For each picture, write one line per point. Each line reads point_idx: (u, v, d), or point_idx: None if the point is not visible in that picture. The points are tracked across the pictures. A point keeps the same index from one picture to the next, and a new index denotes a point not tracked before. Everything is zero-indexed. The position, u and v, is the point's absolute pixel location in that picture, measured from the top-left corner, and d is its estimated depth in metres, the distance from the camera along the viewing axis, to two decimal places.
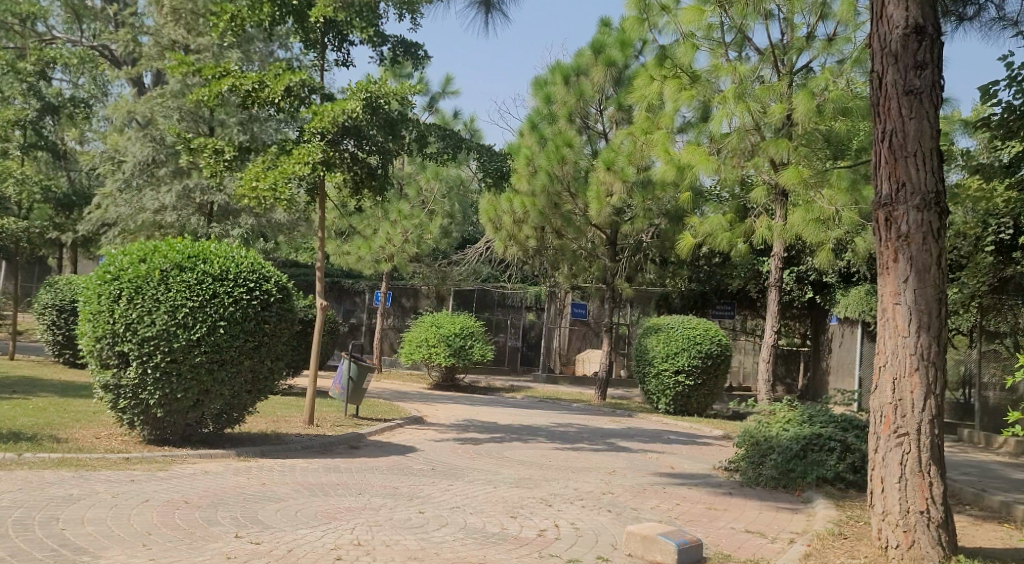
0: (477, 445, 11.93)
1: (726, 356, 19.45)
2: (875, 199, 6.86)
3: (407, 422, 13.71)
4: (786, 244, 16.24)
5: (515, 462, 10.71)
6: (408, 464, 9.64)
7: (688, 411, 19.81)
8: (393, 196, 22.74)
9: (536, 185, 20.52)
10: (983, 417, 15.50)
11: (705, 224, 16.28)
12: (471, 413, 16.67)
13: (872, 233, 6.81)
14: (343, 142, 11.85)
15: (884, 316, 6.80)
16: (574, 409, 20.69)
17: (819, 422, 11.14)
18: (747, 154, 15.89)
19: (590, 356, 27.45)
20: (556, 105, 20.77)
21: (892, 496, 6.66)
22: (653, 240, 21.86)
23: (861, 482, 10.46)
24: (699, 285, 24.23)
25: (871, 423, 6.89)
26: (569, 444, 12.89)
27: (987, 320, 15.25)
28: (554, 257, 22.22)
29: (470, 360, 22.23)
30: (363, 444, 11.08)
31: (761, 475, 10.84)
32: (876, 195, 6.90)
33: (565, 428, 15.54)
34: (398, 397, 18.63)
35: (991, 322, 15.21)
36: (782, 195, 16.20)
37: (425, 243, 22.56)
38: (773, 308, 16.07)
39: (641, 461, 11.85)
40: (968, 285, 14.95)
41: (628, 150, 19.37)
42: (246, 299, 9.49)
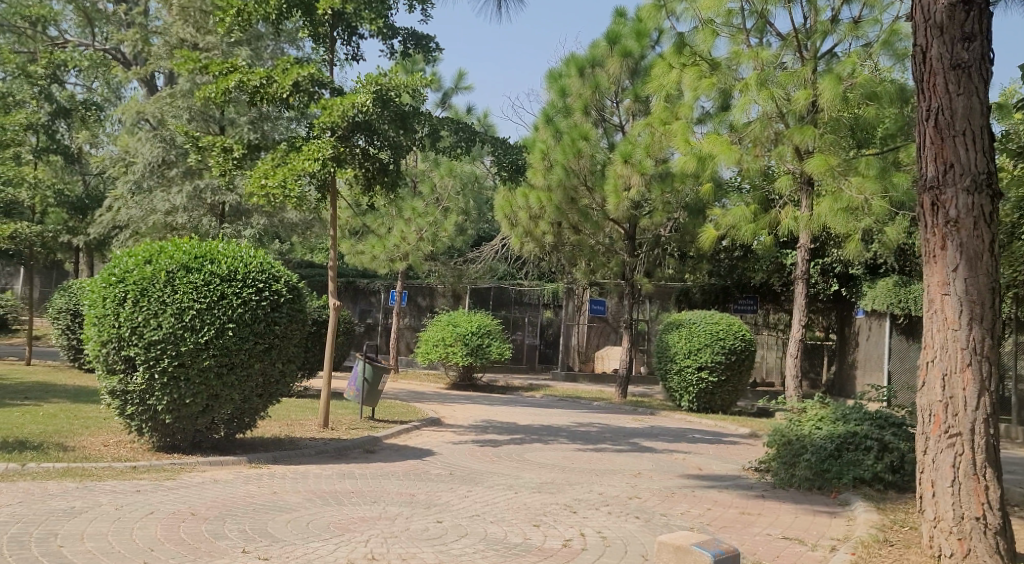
0: (497, 447, 11.51)
1: (750, 351, 18.97)
2: (920, 183, 6.41)
3: (425, 424, 13.30)
4: (812, 235, 15.74)
5: (537, 465, 10.29)
6: (426, 469, 9.23)
7: (712, 408, 19.33)
8: (407, 194, 22.35)
9: (552, 179, 20.05)
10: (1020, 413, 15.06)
11: (728, 216, 15.69)
12: (490, 414, 16.25)
13: (917, 219, 6.36)
14: (354, 137, 11.47)
15: (931, 309, 6.35)
16: (595, 407, 20.24)
17: (854, 420, 10.69)
18: (771, 144, 15.41)
19: (609, 354, 26.89)
20: (570, 98, 20.28)
21: (945, 501, 6.22)
22: (673, 234, 21.35)
23: (900, 482, 9.97)
24: (720, 279, 23.74)
25: (919, 423, 6.44)
26: (592, 445, 12.45)
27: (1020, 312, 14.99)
28: (572, 252, 21.79)
29: (487, 359, 21.81)
30: (380, 448, 10.69)
31: (795, 476, 10.39)
32: (921, 179, 6.45)
33: (587, 428, 15.10)
34: (415, 398, 18.22)
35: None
36: (808, 183, 15.73)
37: (440, 241, 22.16)
38: (800, 302, 15.58)
39: (668, 462, 11.40)
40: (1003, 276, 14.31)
41: (646, 142, 18.90)
42: (255, 300, 9.10)
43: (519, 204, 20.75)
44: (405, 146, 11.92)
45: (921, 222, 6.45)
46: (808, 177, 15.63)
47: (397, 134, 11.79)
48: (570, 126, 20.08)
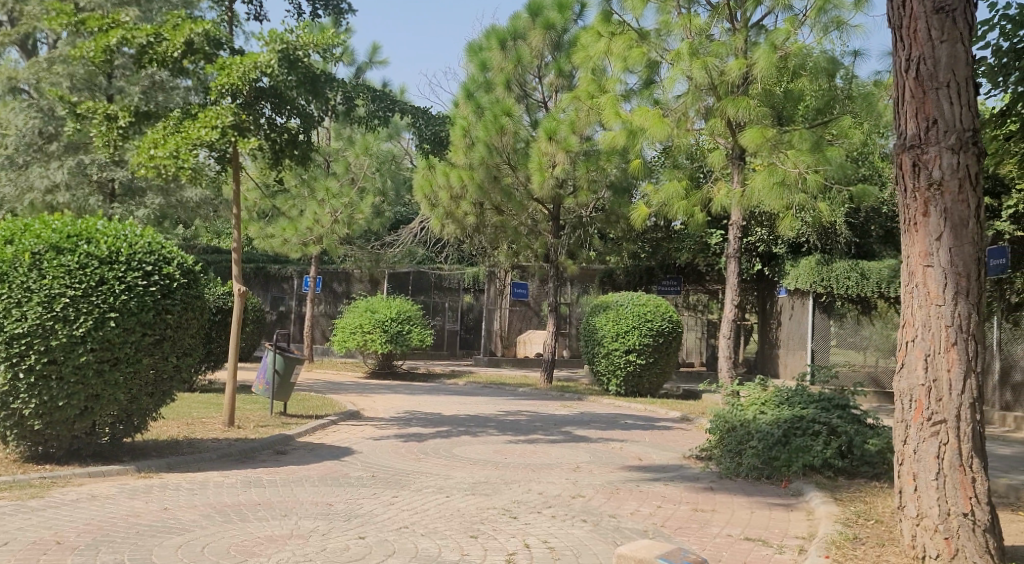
0: (421, 443, 10.62)
1: (678, 333, 18.43)
2: (898, 141, 5.77)
3: (343, 418, 12.34)
4: (743, 212, 15.18)
5: (467, 461, 9.46)
6: (344, 471, 8.31)
7: (640, 392, 18.74)
8: (320, 173, 21.23)
9: (474, 157, 19.17)
10: None
11: (660, 193, 14.90)
12: (412, 404, 15.33)
13: (895, 182, 5.72)
14: (259, 104, 10.51)
15: (911, 282, 5.72)
16: (520, 394, 19.49)
17: (799, 404, 10.21)
18: (700, 114, 14.87)
19: (531, 338, 26.34)
20: (492, 72, 19.47)
21: (928, 496, 5.58)
22: (597, 213, 20.66)
23: (852, 468, 9.42)
24: (645, 260, 23.14)
25: (898, 409, 5.80)
26: (523, 437, 11.65)
27: None
28: (494, 234, 21.01)
29: (408, 346, 20.89)
30: (292, 448, 9.72)
31: (742, 466, 9.76)
32: (898, 138, 5.81)
33: (515, 417, 14.32)
34: (331, 389, 17.17)
35: None
36: (738, 157, 15.19)
37: (355, 223, 21.09)
38: (734, 281, 14.99)
39: (605, 453, 10.68)
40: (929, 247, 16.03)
41: (570, 119, 18.19)
42: (141, 285, 8.11)
43: (438, 184, 19.87)
44: (315, 119, 11.06)
45: (899, 187, 5.82)
46: (740, 152, 15.13)
47: (305, 101, 10.87)
48: (491, 101, 19.20)
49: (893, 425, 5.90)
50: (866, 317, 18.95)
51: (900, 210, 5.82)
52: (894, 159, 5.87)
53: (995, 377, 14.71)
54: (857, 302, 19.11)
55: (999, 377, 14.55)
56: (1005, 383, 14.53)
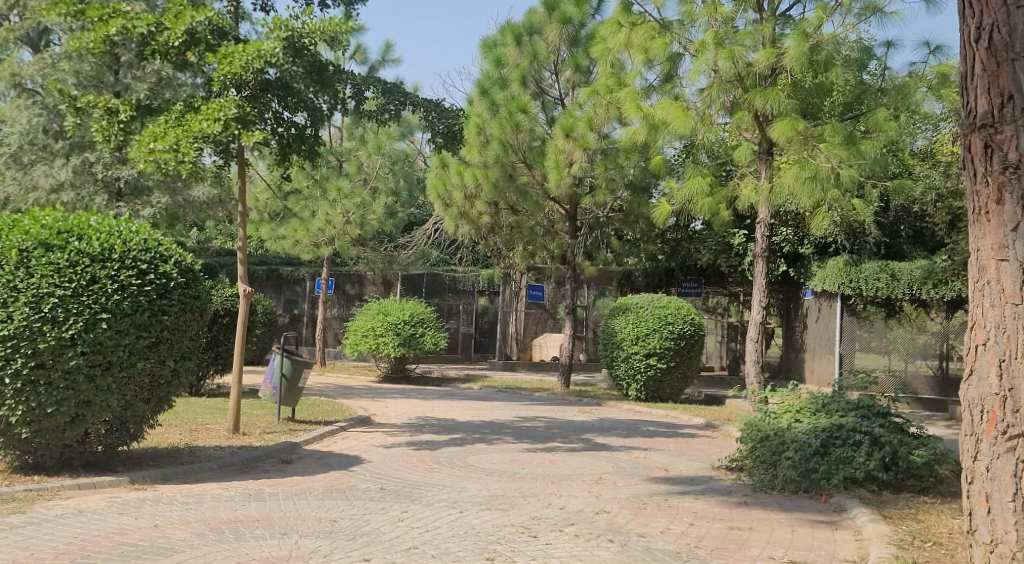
0: (434, 451, 10.03)
1: (700, 336, 17.77)
2: (966, 120, 5.18)
3: (352, 425, 11.76)
4: (771, 209, 14.52)
5: (482, 472, 8.86)
6: (351, 482, 7.73)
7: (661, 397, 18.09)
8: (331, 172, 20.72)
9: (488, 156, 18.50)
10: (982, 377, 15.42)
11: (684, 189, 14.26)
12: (425, 410, 14.74)
13: (964, 166, 5.13)
14: (265, 96, 9.91)
15: (982, 279, 5.12)
16: (537, 399, 18.88)
17: (837, 412, 9.59)
18: (725, 110, 14.26)
19: (547, 341, 25.77)
20: (507, 68, 18.94)
21: (1004, 519, 4.98)
22: (616, 213, 20.06)
23: (895, 482, 8.79)
24: (664, 261, 22.46)
25: (967, 421, 5.19)
26: (541, 445, 11.04)
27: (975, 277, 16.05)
28: (510, 235, 20.43)
29: (421, 349, 20.32)
30: (298, 456, 9.14)
31: (777, 477, 9.13)
32: (963, 115, 5.22)
33: (533, 423, 13.71)
34: (342, 394, 16.61)
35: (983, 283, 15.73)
36: (766, 152, 14.54)
37: (368, 224, 20.50)
38: (761, 282, 14.34)
39: (629, 463, 10.06)
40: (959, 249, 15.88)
41: (587, 116, 17.58)
42: (136, 285, 7.55)
43: (453, 183, 19.23)
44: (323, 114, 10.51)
45: (966, 169, 5.24)
46: (768, 147, 14.50)
47: (310, 92, 10.33)
48: (506, 98, 18.59)
49: (957, 440, 5.30)
50: (888, 318, 18.41)
51: (968, 197, 5.22)
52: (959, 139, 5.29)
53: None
54: (883, 305, 18.54)
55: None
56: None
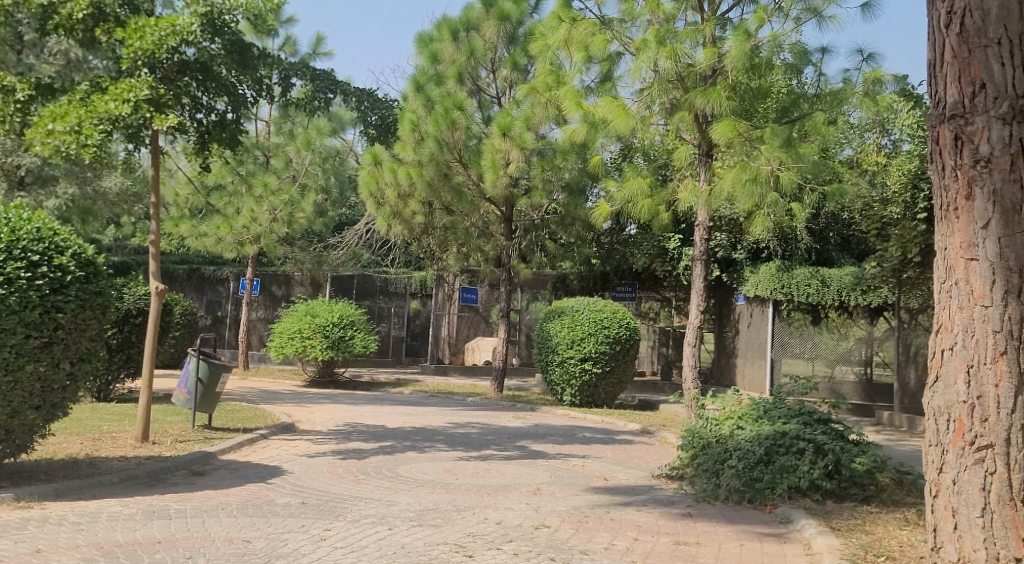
0: (361, 461, 9.50)
1: (635, 341, 17.45)
2: (936, 112, 5.53)
3: (274, 432, 11.15)
4: (710, 212, 14.25)
5: (413, 483, 8.37)
6: (270, 496, 7.18)
7: (596, 402, 17.74)
8: (258, 168, 19.99)
9: (423, 153, 18.00)
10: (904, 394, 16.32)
11: (624, 189, 13.88)
12: (352, 416, 14.15)
13: (936, 157, 5.44)
14: (182, 79, 9.35)
15: (951, 279, 5.41)
16: (469, 404, 18.39)
17: (779, 418, 9.29)
18: (664, 111, 14.01)
19: (480, 345, 25.32)
20: (443, 64, 18.53)
21: (971, 535, 5.19)
22: (552, 215, 19.70)
23: (839, 490, 8.56)
24: (598, 265, 22.15)
25: (934, 431, 5.42)
26: (474, 453, 10.57)
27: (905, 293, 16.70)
28: (443, 236, 19.96)
29: (350, 352, 19.69)
30: (212, 467, 8.54)
31: (720, 487, 8.78)
32: (936, 107, 5.56)
33: (465, 429, 13.24)
34: (265, 399, 15.93)
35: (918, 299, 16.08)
36: (706, 154, 14.29)
37: (295, 222, 19.83)
38: (699, 286, 14.04)
39: (567, 472, 9.66)
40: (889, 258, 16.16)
41: (525, 115, 17.30)
42: (26, 279, 6.90)
43: (385, 181, 18.58)
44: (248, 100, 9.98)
45: (936, 162, 5.57)
46: (708, 149, 14.25)
47: (232, 76, 9.77)
48: (442, 94, 18.10)
49: (924, 450, 5.52)
50: (813, 323, 18.63)
51: (938, 191, 5.54)
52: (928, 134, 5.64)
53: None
54: (809, 312, 18.79)
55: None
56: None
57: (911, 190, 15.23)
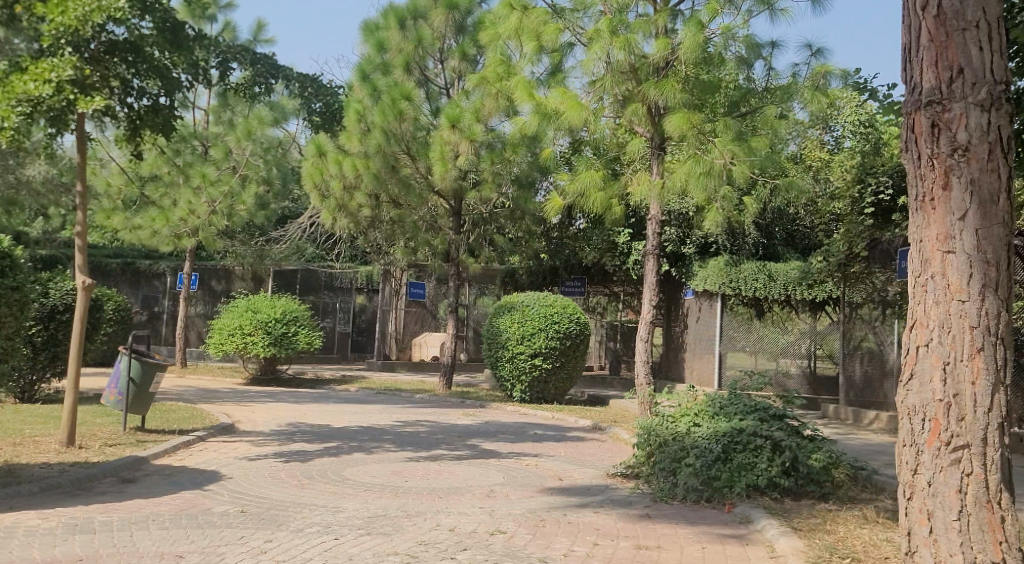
0: (305, 464, 9.20)
1: (586, 335, 17.22)
2: (912, 98, 5.40)
3: (212, 434, 10.77)
4: (662, 205, 14.06)
5: (359, 486, 8.09)
6: (206, 504, 6.95)
7: (546, 398, 17.51)
8: (197, 159, 19.48)
9: (370, 145, 17.58)
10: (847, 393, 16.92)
11: (576, 181, 13.67)
12: (296, 414, 13.77)
13: (912, 145, 5.31)
14: (110, 58, 9.56)
15: (927, 273, 5.25)
16: (417, 401, 18.04)
17: (735, 415, 9.11)
18: (615, 103, 13.88)
19: (428, 340, 25.08)
20: (389, 54, 18.17)
21: (948, 539, 5.06)
22: (501, 209, 19.46)
23: (797, 488, 8.39)
24: (547, 259, 21.87)
25: (907, 431, 5.26)
26: (423, 453, 10.31)
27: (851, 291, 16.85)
28: (390, 230, 19.60)
29: (294, 349, 19.24)
30: (143, 474, 8.19)
31: (678, 486, 8.55)
32: (909, 93, 5.44)
33: (413, 428, 12.94)
34: (205, 398, 15.48)
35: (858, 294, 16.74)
36: (659, 147, 14.11)
37: (236, 215, 19.36)
38: (651, 280, 13.87)
39: (519, 473, 9.44)
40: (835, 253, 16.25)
41: (474, 107, 17.07)
42: None
43: (330, 172, 18.15)
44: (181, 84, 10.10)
45: (910, 151, 5.42)
46: (660, 142, 14.06)
47: (165, 58, 9.88)
48: (388, 84, 17.77)
49: (896, 451, 5.36)
50: (758, 318, 18.74)
51: (912, 181, 5.39)
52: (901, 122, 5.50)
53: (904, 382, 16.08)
54: (753, 305, 18.90)
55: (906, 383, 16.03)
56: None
57: (859, 184, 15.22)
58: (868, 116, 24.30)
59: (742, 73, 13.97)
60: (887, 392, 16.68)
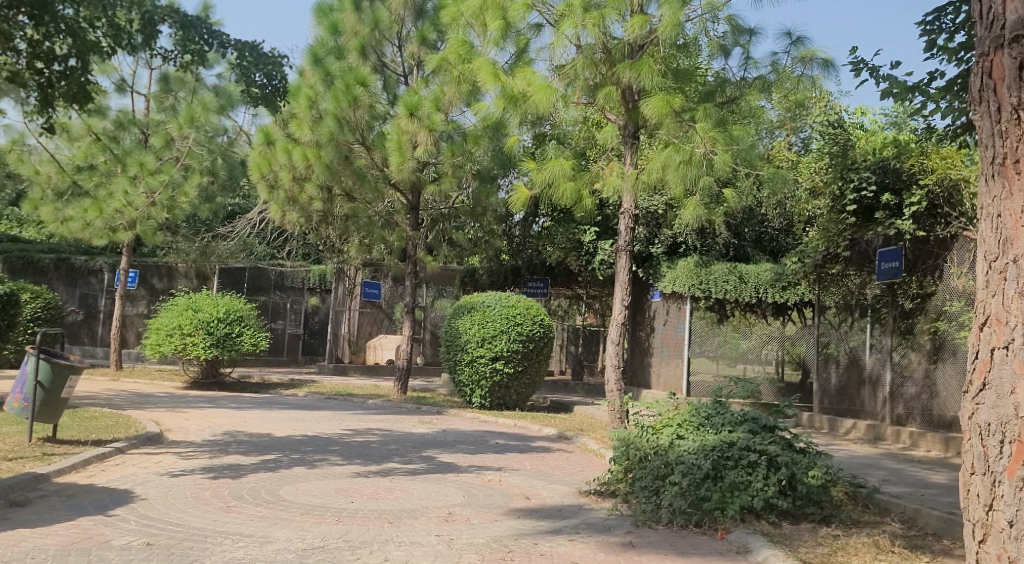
0: (237, 481, 8.13)
1: (549, 338, 16.23)
2: (990, 34, 4.84)
3: (131, 447, 9.61)
4: (635, 199, 13.07)
5: (297, 511, 7.04)
6: (105, 535, 5.93)
7: (506, 404, 16.48)
8: (134, 146, 18.20)
9: (321, 133, 16.35)
10: (823, 401, 16.13)
11: (543, 171, 12.67)
12: (234, 422, 12.61)
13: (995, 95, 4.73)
14: (14, 12, 9.23)
15: (1008, 256, 4.64)
16: (370, 407, 16.90)
17: (722, 426, 8.08)
18: (586, 92, 12.92)
19: (383, 343, 23.99)
20: (343, 37, 17.04)
21: None
22: (462, 204, 18.34)
23: (794, 510, 7.49)
24: (508, 259, 20.64)
25: (981, 453, 4.62)
26: (373, 468, 9.23)
27: (825, 294, 15.95)
28: (344, 226, 18.50)
29: (237, 351, 18.05)
30: (42, 494, 7.07)
31: (663, 508, 7.57)
32: (988, 40, 4.86)
33: (364, 438, 11.83)
34: (136, 403, 14.25)
35: (827, 297, 16.01)
36: (632, 135, 13.09)
37: (177, 206, 18.44)
38: (623, 279, 12.85)
39: (481, 490, 8.41)
40: (807, 253, 15.53)
41: (434, 95, 16.05)
42: None
43: (279, 162, 16.93)
44: (91, 45, 9.80)
45: (986, 106, 4.85)
46: (634, 130, 13.04)
47: (76, 15, 9.69)
48: (342, 69, 16.56)
49: (965, 480, 4.71)
50: (719, 323, 17.75)
51: (987, 141, 4.81)
52: (971, 72, 4.95)
53: (882, 389, 14.70)
54: (716, 310, 17.93)
55: (886, 389, 14.58)
56: (894, 395, 14.43)
57: (839, 180, 14.36)
58: (837, 116, 23.57)
59: (717, 61, 13.17)
60: (864, 400, 15.20)
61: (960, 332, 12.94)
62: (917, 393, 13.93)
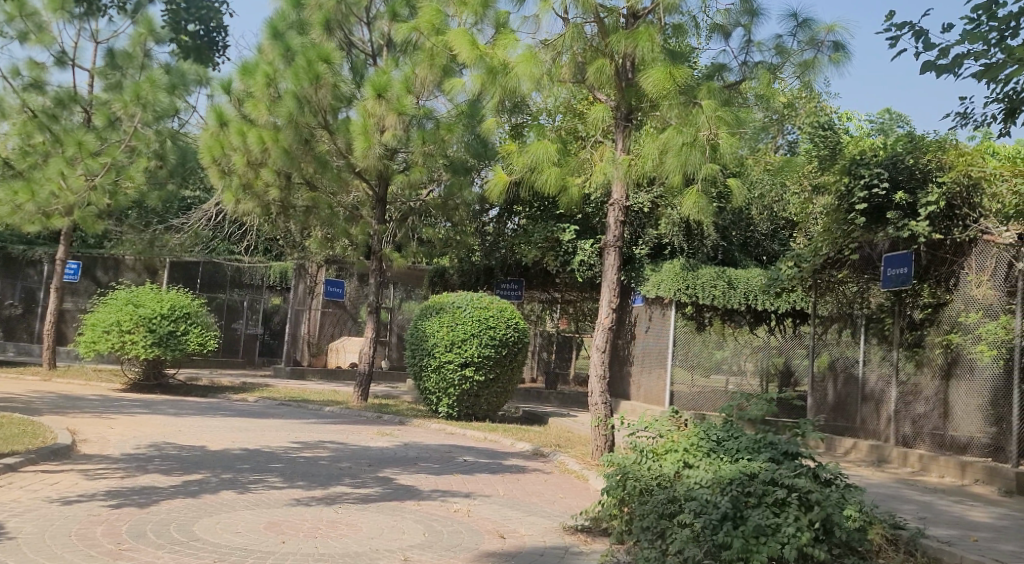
0: (144, 511, 6.63)
1: (523, 344, 14.77)
2: None
3: (28, 464, 8.10)
4: (626, 189, 11.51)
5: (209, 555, 5.65)
6: None
7: (474, 414, 14.96)
8: (74, 125, 16.59)
9: (280, 114, 14.80)
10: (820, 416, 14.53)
11: (524, 154, 11.25)
12: (166, 431, 11.04)
13: None
14: None
15: None
16: (327, 415, 15.38)
17: (739, 453, 6.65)
18: (574, 67, 11.50)
19: (345, 346, 22.67)
20: (307, 11, 15.55)
21: None
22: (432, 198, 16.79)
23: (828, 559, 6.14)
24: (480, 259, 19.08)
25: None
26: (319, 493, 7.75)
27: (819, 302, 14.57)
28: (303, 219, 16.84)
29: (182, 351, 16.39)
30: None
31: (670, 557, 6.18)
32: None
33: (313, 453, 10.26)
34: (60, 407, 12.70)
35: (822, 306, 14.60)
36: (625, 118, 11.59)
37: (122, 193, 17.00)
38: (611, 280, 11.34)
39: (447, 525, 6.97)
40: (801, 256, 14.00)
41: (404, 77, 14.56)
42: None
43: (232, 144, 15.31)
44: None
45: None
46: (627, 113, 11.53)
47: None
48: (304, 44, 14.96)
49: None
50: (699, 331, 16.07)
51: None
52: None
53: (887, 408, 13.18)
54: (693, 318, 16.16)
55: (890, 408, 13.04)
56: (900, 415, 12.88)
57: (847, 177, 12.67)
58: (828, 117, 22.34)
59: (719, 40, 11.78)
60: (864, 418, 13.72)
61: (976, 347, 11.60)
62: (927, 411, 12.40)
